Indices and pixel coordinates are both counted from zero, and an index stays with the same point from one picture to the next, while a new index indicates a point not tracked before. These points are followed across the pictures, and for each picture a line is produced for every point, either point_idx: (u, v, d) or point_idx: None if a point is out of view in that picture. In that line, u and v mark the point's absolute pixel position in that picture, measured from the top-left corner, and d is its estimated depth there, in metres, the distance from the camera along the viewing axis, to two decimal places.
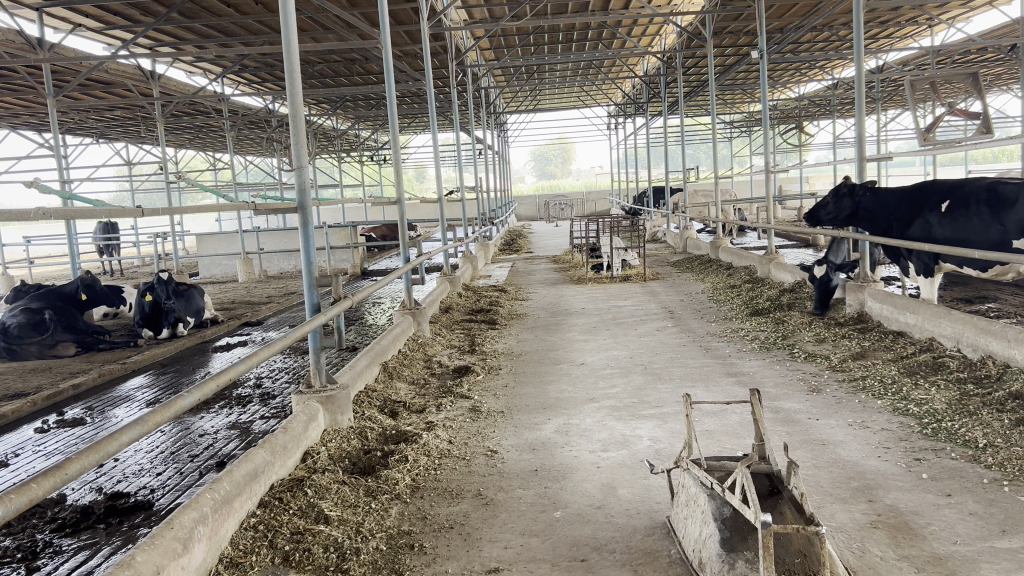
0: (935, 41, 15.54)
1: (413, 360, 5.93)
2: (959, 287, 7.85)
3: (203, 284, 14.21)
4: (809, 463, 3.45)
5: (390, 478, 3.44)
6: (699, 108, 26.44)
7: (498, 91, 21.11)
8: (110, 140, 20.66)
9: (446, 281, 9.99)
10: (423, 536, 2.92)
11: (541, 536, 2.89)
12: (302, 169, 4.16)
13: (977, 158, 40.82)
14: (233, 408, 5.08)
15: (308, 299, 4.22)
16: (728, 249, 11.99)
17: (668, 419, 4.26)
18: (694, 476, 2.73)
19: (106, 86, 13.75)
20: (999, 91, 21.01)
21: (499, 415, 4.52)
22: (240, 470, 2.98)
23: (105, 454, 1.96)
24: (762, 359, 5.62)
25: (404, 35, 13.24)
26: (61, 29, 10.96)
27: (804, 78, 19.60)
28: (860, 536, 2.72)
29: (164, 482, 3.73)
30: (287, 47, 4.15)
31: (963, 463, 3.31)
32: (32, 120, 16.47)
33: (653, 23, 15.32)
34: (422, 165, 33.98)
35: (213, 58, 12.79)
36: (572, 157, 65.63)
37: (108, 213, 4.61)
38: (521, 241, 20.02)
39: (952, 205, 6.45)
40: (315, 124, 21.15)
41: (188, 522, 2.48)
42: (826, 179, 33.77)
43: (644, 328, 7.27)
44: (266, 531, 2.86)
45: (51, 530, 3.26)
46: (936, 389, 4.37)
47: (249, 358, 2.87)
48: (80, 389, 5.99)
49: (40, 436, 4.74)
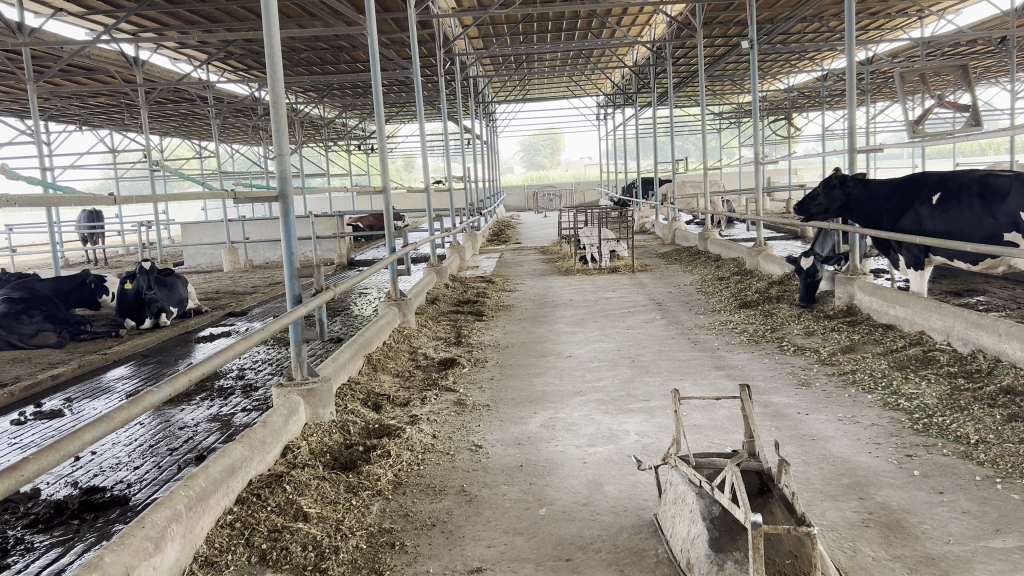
0: (924, 32, 15.52)
1: (397, 352, 5.84)
2: (948, 281, 7.85)
3: (188, 274, 13.99)
4: (798, 459, 3.40)
5: (373, 474, 3.35)
6: (688, 99, 26.38)
7: (487, 80, 20.94)
8: (93, 127, 20.28)
9: (433, 272, 9.88)
10: (404, 535, 2.84)
11: (526, 534, 2.82)
12: (284, 158, 4.03)
13: (963, 150, 41.21)
14: (215, 400, 4.97)
15: (290, 290, 4.10)
16: (717, 241, 11.95)
17: (656, 412, 4.21)
18: (682, 473, 2.67)
19: (89, 73, 13.47)
20: (986, 83, 21.12)
21: (484, 409, 4.44)
22: (217, 465, 2.88)
23: (65, 453, 1.80)
24: (751, 352, 5.57)
25: (392, 23, 13.06)
26: (42, 13, 10.68)
27: (793, 69, 19.58)
28: (852, 535, 2.67)
29: (141, 475, 3.63)
30: (267, 33, 3.99)
31: (955, 460, 3.27)
32: (11, 107, 16.12)
33: (643, 13, 15.21)
34: (410, 155, 33.83)
35: (199, 45, 12.54)
36: (560, 148, 65.72)
37: (80, 201, 4.26)
38: (510, 232, 19.95)
39: (943, 197, 6.42)
40: (302, 113, 20.88)
41: (160, 521, 2.37)
42: (813, 170, 33.90)
43: (632, 320, 7.22)
44: (243, 529, 2.76)
45: (24, 525, 3.15)
46: (927, 383, 4.34)
47: (224, 351, 2.72)
48: (59, 380, 5.85)
49: (16, 427, 4.62)
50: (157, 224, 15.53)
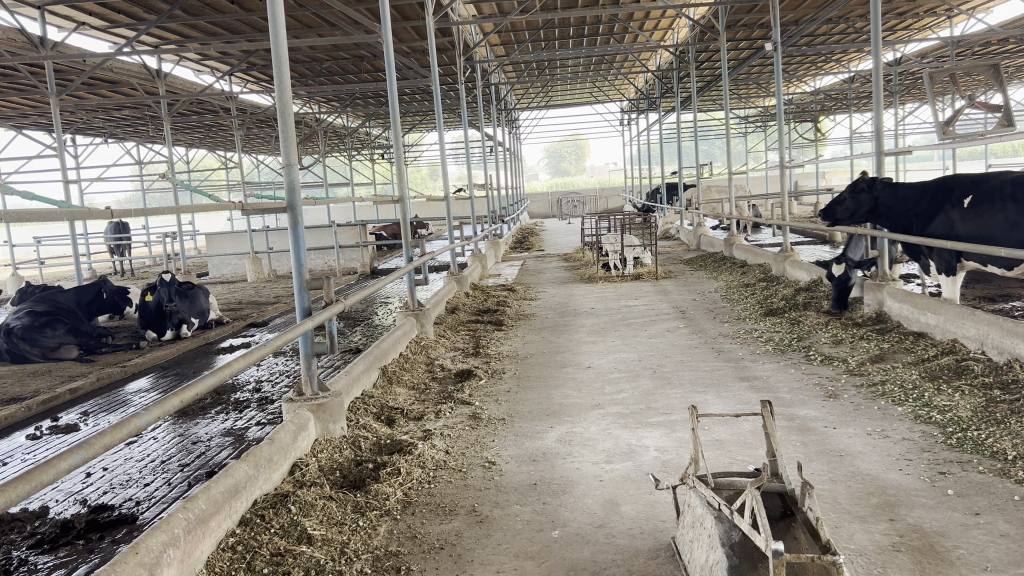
0: (954, 32, 15.11)
1: (414, 364, 5.76)
2: (983, 286, 7.56)
3: (212, 284, 14.08)
4: (825, 478, 3.22)
5: (381, 492, 3.27)
6: (713, 103, 26.05)
7: (508, 87, 20.96)
8: (120, 140, 20.62)
9: (453, 280, 9.78)
10: (410, 558, 2.75)
11: (538, 558, 2.71)
12: (292, 167, 3.97)
13: (995, 151, 40.44)
14: (230, 414, 4.93)
15: (298, 303, 4.03)
16: (742, 246, 11.70)
17: (676, 427, 4.07)
18: (701, 495, 2.55)
19: (112, 85, 13.76)
20: (1020, 83, 20.49)
21: (499, 423, 4.34)
22: (219, 486, 2.81)
23: (38, 483, 1.74)
24: (776, 362, 5.39)
25: (412, 31, 13.04)
26: (65, 27, 10.92)
27: (820, 70, 19.25)
28: (882, 561, 2.51)
29: (150, 493, 3.58)
30: (275, 44, 3.96)
31: (992, 478, 3.07)
32: (39, 120, 16.48)
33: (665, 16, 15.06)
34: (434, 164, 33.94)
35: (220, 56, 12.71)
36: (585, 154, 65.72)
37: (70, 214, 4.11)
38: (533, 238, 19.90)
39: (975, 200, 6.17)
40: (325, 123, 21.05)
41: (156, 546, 2.30)
42: (842, 173, 33.43)
43: (654, 329, 7.05)
44: (245, 553, 2.69)
45: (28, 546, 3.12)
46: (961, 395, 4.12)
47: (220, 370, 2.66)
48: (78, 394, 5.88)
49: (31, 443, 4.63)
50: (181, 236, 15.67)
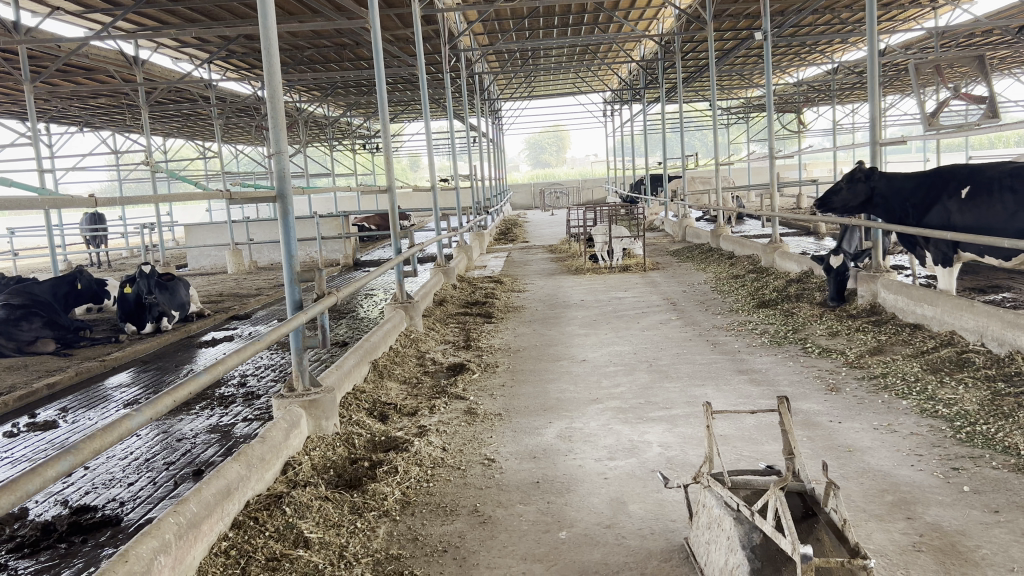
0: (939, 23, 15.15)
1: (404, 358, 5.60)
2: (973, 277, 7.56)
3: (191, 276, 13.80)
4: (836, 474, 3.14)
5: (378, 492, 3.13)
6: (697, 94, 26.01)
7: (492, 77, 20.79)
8: (95, 129, 20.11)
9: (440, 272, 9.62)
10: (413, 562, 2.62)
11: (547, 561, 2.59)
12: (282, 156, 3.79)
13: (975, 143, 41.10)
14: (215, 410, 4.75)
15: (290, 295, 3.86)
16: (730, 238, 11.63)
17: (678, 422, 3.96)
18: (717, 495, 2.44)
19: (87, 72, 13.39)
20: (1002, 75, 20.65)
21: (496, 419, 4.21)
22: (211, 487, 2.66)
23: (24, 493, 1.58)
24: (774, 355, 5.32)
25: (395, 19, 12.84)
26: (39, 11, 10.56)
27: (803, 61, 19.28)
28: (903, 561, 2.43)
29: (135, 493, 3.41)
30: (264, 27, 3.76)
31: (1007, 473, 3.01)
32: (12, 108, 16.01)
33: (651, 6, 14.97)
34: (416, 154, 33.59)
35: (199, 43, 12.39)
36: (567, 145, 65.77)
37: (51, 202, 3.87)
38: (518, 230, 19.75)
39: (973, 190, 6.15)
40: (306, 112, 20.70)
41: (146, 553, 2.14)
42: (824, 165, 33.67)
43: (647, 321, 6.96)
44: (238, 558, 2.54)
45: (8, 550, 2.94)
46: (964, 389, 4.07)
47: (214, 367, 2.50)
48: (55, 389, 5.65)
49: (8, 441, 4.42)
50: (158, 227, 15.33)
